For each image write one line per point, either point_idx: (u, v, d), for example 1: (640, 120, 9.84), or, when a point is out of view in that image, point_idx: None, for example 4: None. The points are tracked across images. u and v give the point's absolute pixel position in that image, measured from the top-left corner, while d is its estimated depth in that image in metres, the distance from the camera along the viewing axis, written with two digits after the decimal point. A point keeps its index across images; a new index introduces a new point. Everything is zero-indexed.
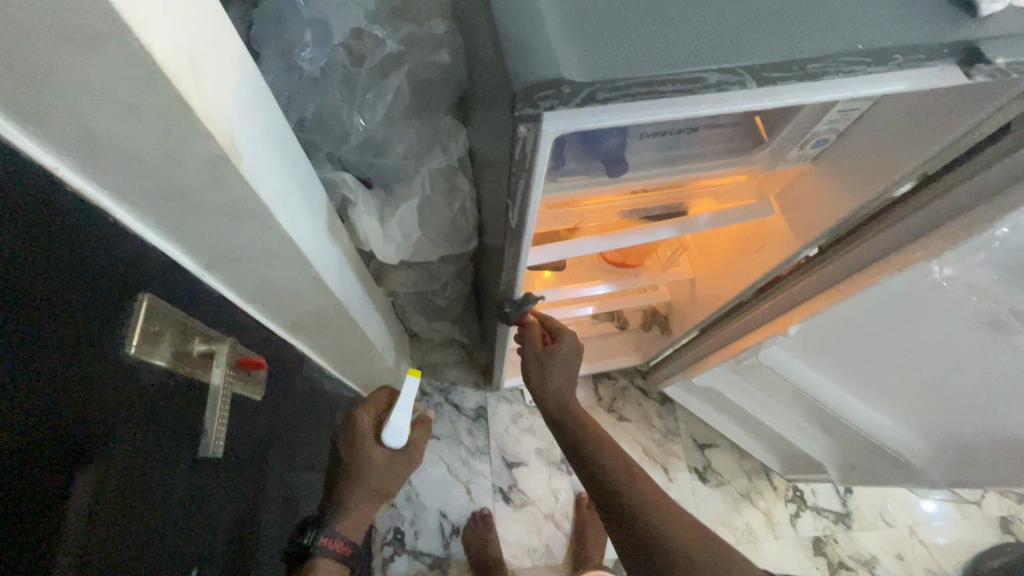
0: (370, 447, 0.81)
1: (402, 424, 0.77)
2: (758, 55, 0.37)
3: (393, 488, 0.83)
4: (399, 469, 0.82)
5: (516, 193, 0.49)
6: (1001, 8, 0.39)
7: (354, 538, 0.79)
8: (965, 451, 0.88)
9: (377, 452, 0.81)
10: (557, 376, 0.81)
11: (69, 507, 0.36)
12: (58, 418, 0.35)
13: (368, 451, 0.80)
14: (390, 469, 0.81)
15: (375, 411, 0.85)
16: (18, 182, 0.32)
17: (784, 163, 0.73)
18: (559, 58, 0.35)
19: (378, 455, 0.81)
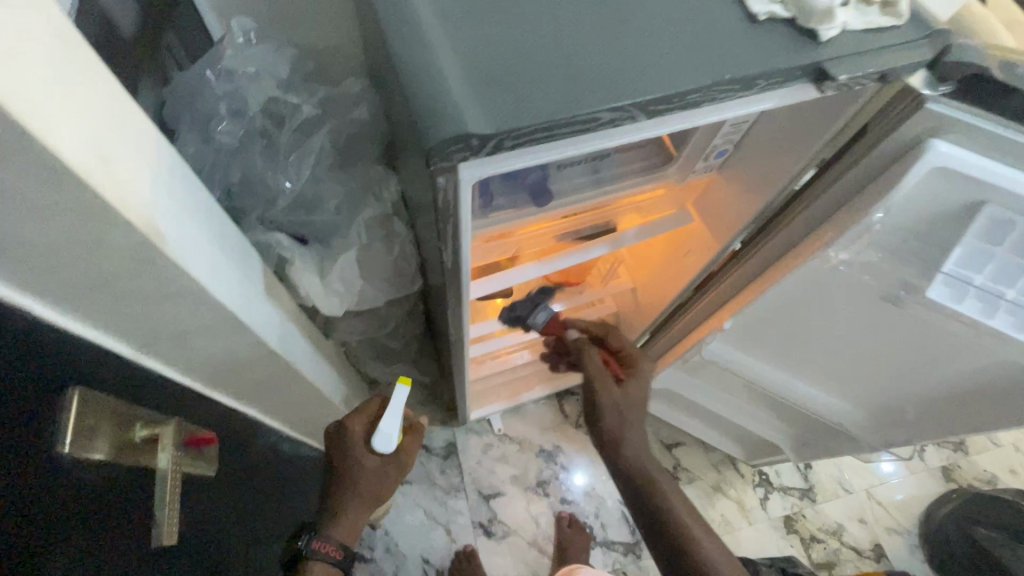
0: (363, 457, 0.79)
1: (391, 431, 0.76)
2: (642, 92, 0.41)
3: (386, 491, 0.83)
4: (390, 473, 0.82)
5: (447, 236, 0.51)
6: (837, 33, 0.45)
7: (349, 540, 0.79)
8: (894, 413, 0.96)
9: (370, 461, 0.79)
10: (633, 425, 0.86)
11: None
12: None
13: (361, 461, 0.79)
14: (384, 475, 0.81)
15: (365, 419, 0.81)
16: None
17: (693, 174, 0.79)
18: (465, 115, 0.38)
19: (370, 463, 0.79)
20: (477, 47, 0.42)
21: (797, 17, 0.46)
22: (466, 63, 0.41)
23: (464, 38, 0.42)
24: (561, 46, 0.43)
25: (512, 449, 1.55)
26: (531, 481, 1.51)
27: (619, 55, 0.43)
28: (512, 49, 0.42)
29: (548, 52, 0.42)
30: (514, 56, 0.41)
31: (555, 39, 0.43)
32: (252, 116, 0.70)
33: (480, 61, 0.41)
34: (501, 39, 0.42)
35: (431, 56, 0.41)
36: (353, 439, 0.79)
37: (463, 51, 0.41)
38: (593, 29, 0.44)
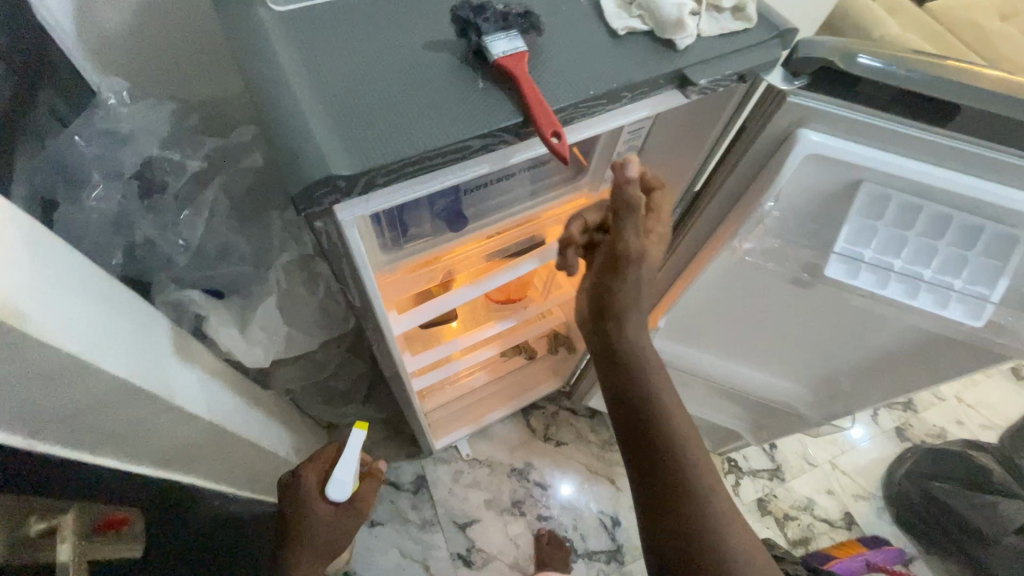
0: (314, 506, 0.78)
1: (346, 478, 0.77)
2: (510, 116, 0.42)
3: (341, 540, 0.82)
4: (345, 524, 0.81)
5: (348, 276, 0.50)
6: (691, 41, 0.48)
7: None
8: (832, 386, 1.00)
9: (323, 509, 0.79)
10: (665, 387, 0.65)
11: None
12: None
13: (313, 510, 0.78)
14: (338, 523, 0.80)
15: (319, 468, 0.82)
16: None
17: (605, 182, 0.82)
18: (329, 158, 0.38)
19: (324, 511, 0.79)
20: (340, 90, 0.42)
21: (654, 29, 0.48)
22: (330, 106, 0.41)
23: (327, 82, 0.42)
24: (427, 81, 0.44)
25: (483, 472, 1.53)
26: (506, 502, 1.49)
27: (484, 83, 0.44)
28: (376, 89, 0.42)
29: (414, 87, 0.43)
30: (378, 96, 0.42)
31: (419, 75, 0.44)
32: (128, 176, 0.69)
33: (344, 104, 0.41)
34: (365, 80, 0.43)
35: (293, 102, 0.41)
36: (307, 488, 0.79)
37: (325, 95, 0.41)
38: (457, 60, 0.45)
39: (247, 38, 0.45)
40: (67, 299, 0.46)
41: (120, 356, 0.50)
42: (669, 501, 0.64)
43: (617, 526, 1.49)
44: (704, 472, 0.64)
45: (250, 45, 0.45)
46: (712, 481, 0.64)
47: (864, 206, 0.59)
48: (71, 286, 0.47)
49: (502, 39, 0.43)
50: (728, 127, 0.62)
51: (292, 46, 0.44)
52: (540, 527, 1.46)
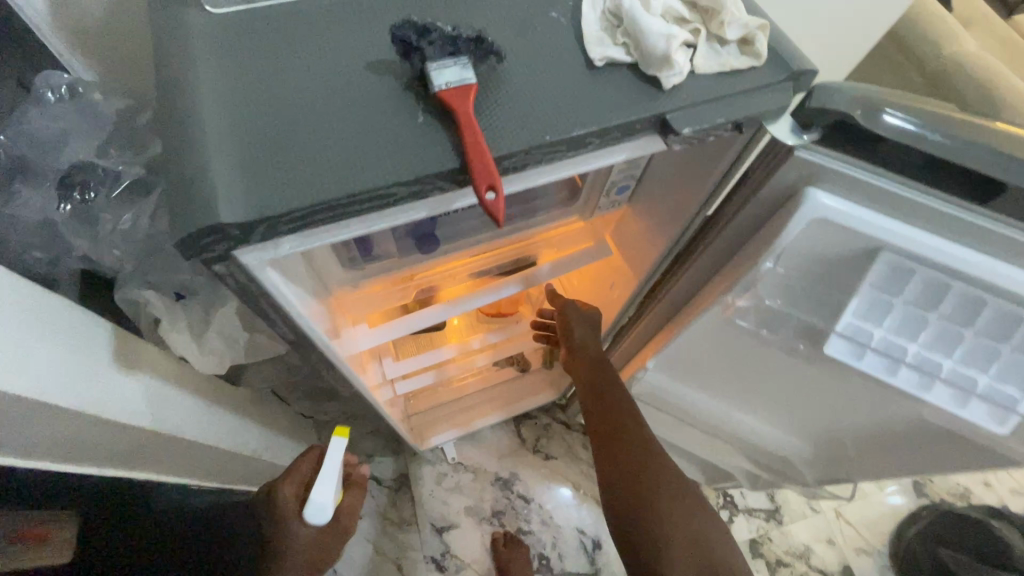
0: (296, 529, 0.73)
1: (326, 500, 0.63)
2: (445, 161, 0.36)
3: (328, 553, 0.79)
4: (330, 541, 0.77)
5: (272, 313, 0.45)
6: (681, 80, 0.40)
7: None
8: (836, 448, 0.91)
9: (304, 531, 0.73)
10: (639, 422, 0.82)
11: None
12: None
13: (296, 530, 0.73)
14: (320, 541, 0.75)
15: (296, 482, 0.75)
16: None
17: (599, 209, 0.75)
18: (222, 201, 0.33)
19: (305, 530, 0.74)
20: (257, 116, 0.37)
21: (639, 62, 0.41)
22: (240, 135, 0.36)
23: (243, 105, 0.37)
24: (358, 110, 0.38)
25: (467, 478, 1.50)
26: (486, 511, 1.46)
27: (424, 116, 0.38)
28: (297, 118, 0.37)
29: (341, 118, 0.37)
30: (298, 127, 0.37)
31: (350, 104, 0.38)
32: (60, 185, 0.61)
33: (257, 134, 0.36)
34: (287, 107, 0.37)
35: (198, 128, 0.36)
36: (285, 508, 0.73)
37: (237, 120, 0.36)
38: (399, 85, 0.39)
39: (171, 44, 0.40)
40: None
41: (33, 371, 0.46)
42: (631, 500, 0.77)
43: (597, 549, 1.44)
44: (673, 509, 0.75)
45: (172, 53, 0.40)
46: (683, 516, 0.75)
47: (881, 281, 0.51)
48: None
49: (447, 69, 0.37)
50: (728, 172, 0.54)
51: (216, 58, 0.39)
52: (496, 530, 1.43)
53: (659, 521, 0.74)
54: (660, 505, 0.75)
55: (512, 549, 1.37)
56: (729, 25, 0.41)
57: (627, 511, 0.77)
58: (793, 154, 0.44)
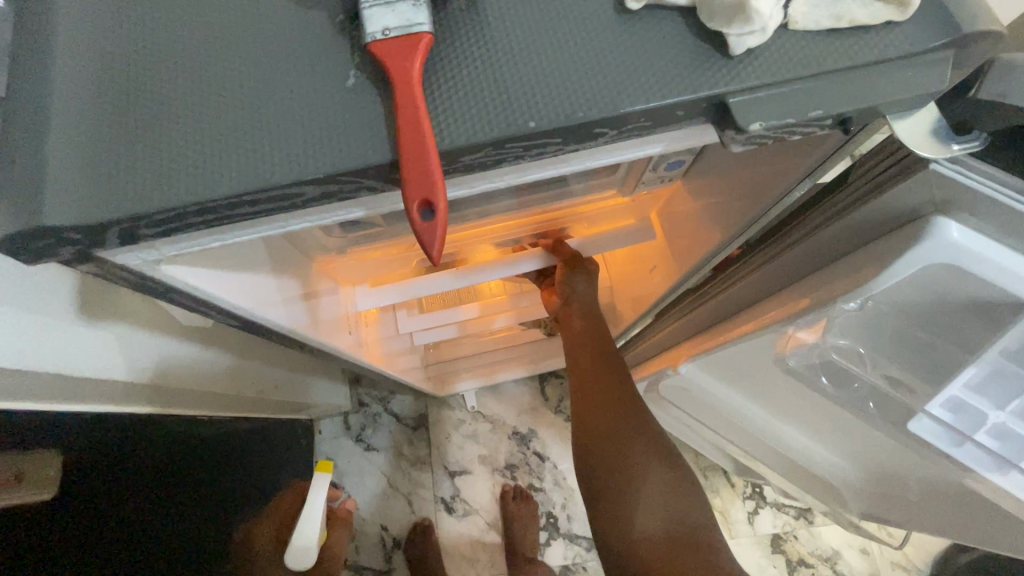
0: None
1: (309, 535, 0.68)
2: (369, 152, 0.25)
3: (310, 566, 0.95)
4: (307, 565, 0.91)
5: (196, 304, 0.37)
6: (760, 41, 0.26)
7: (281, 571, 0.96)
8: (892, 488, 0.77)
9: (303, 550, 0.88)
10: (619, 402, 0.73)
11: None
12: None
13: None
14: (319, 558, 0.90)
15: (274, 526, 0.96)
16: None
17: (642, 184, 0.59)
18: (56, 194, 0.24)
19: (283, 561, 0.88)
20: (124, 64, 0.26)
21: (697, 6, 0.26)
22: (96, 93, 0.26)
23: (107, 46, 0.27)
24: (263, 63, 0.26)
25: (484, 428, 1.49)
26: (499, 463, 1.46)
27: (355, 78, 0.26)
28: (179, 69, 0.26)
29: (237, 73, 0.26)
30: (178, 83, 0.26)
31: (256, 52, 0.27)
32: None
33: (117, 91, 0.26)
34: (168, 50, 0.27)
35: (42, 76, 0.26)
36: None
37: (95, 67, 0.26)
38: (332, 27, 0.27)
39: None
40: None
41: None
42: (599, 486, 0.70)
43: None
44: (641, 494, 0.67)
45: None
46: (652, 501, 0.67)
47: (1019, 349, 0.36)
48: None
49: (388, 9, 0.25)
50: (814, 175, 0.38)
51: None
52: (508, 483, 1.43)
53: (642, 504, 0.67)
54: (635, 488, 0.68)
55: (518, 505, 1.36)
56: None
57: (596, 472, 0.70)
58: (923, 170, 0.29)
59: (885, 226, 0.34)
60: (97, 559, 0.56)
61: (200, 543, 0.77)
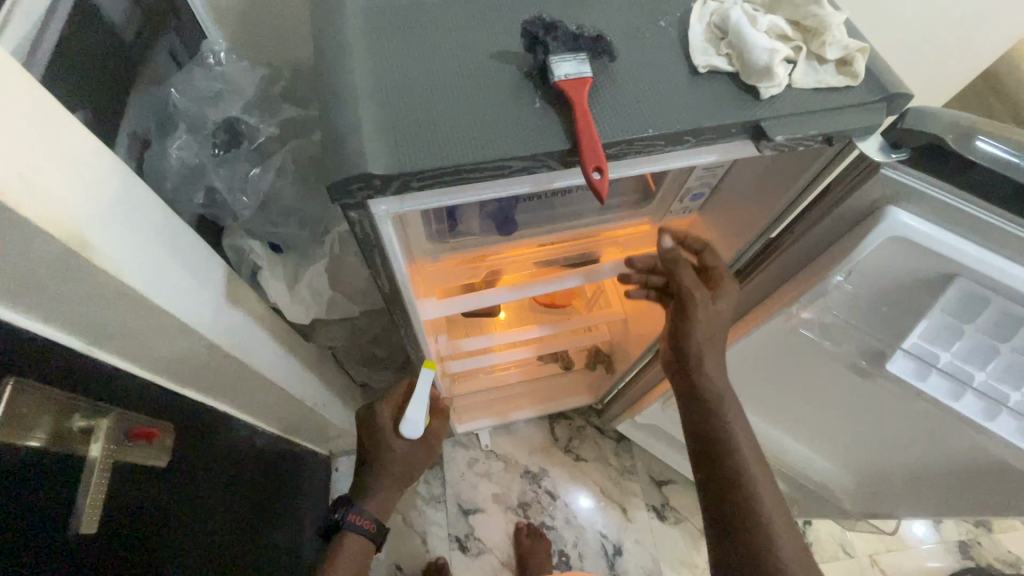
0: (392, 442, 0.87)
1: (418, 418, 0.81)
2: (557, 143, 0.41)
3: (415, 472, 0.91)
4: (418, 455, 0.90)
5: (377, 264, 0.51)
6: (778, 92, 0.44)
7: (381, 516, 0.88)
8: (883, 484, 0.90)
9: (399, 445, 0.87)
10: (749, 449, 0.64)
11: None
12: None
13: (390, 445, 0.87)
14: (411, 457, 0.89)
15: (392, 405, 0.90)
16: None
17: (670, 215, 0.78)
18: (367, 154, 0.39)
19: (399, 445, 0.87)
20: (397, 87, 0.42)
21: (739, 72, 0.45)
22: (383, 103, 0.41)
23: (386, 76, 0.43)
24: (484, 90, 0.43)
25: (497, 466, 1.55)
26: (513, 501, 1.50)
27: (541, 102, 0.42)
28: (432, 90, 0.42)
29: (468, 94, 0.42)
30: (432, 98, 0.42)
31: (479, 84, 0.43)
32: (209, 131, 0.71)
33: (396, 101, 0.42)
34: (423, 80, 0.43)
35: (349, 91, 0.42)
36: (384, 423, 0.88)
37: (380, 87, 0.42)
38: (522, 74, 0.44)
39: (330, 20, 0.47)
40: (163, 246, 0.54)
41: (191, 300, 0.58)
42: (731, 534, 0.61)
43: (618, 556, 1.45)
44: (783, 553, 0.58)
45: (328, 30, 0.46)
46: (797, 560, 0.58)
47: (950, 307, 0.52)
48: (168, 236, 0.55)
49: (567, 62, 0.42)
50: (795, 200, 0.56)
51: (364, 33, 0.45)
52: (521, 521, 1.47)
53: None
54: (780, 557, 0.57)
55: (532, 541, 1.40)
56: (830, 45, 0.45)
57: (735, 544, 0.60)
58: (878, 172, 0.46)
59: (857, 216, 0.51)
60: (166, 522, 0.67)
61: (232, 545, 0.85)
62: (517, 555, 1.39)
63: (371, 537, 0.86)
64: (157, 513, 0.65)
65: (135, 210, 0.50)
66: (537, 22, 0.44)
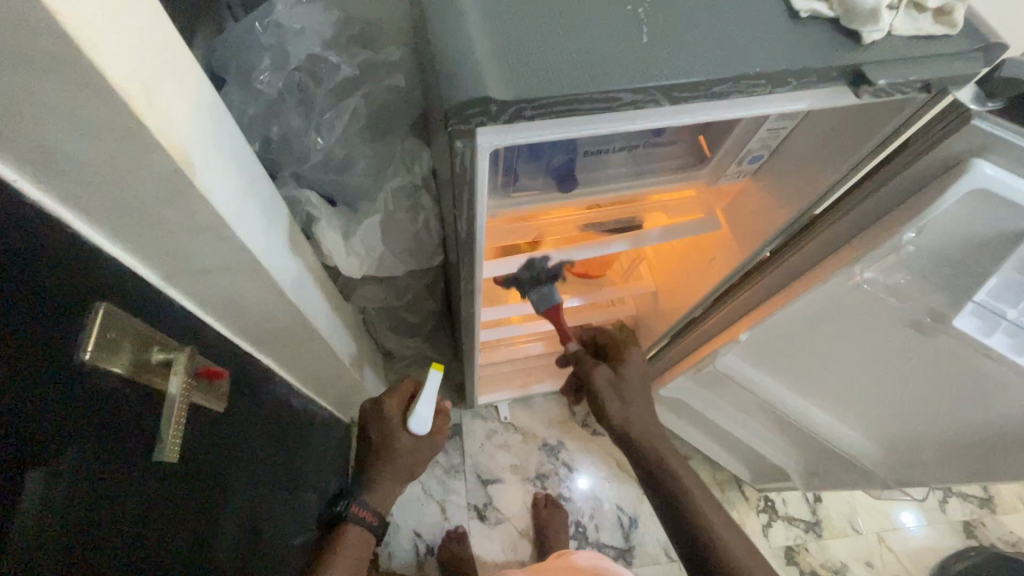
0: (397, 437, 0.88)
1: (427, 415, 0.85)
2: (666, 77, 0.41)
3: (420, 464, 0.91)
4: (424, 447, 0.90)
5: (463, 203, 0.52)
6: (880, 37, 0.44)
7: (383, 507, 0.88)
8: (911, 453, 0.92)
9: (405, 438, 0.88)
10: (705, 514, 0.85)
11: (12, 523, 0.37)
12: (21, 426, 0.38)
13: (396, 439, 0.88)
14: (417, 452, 0.90)
15: (400, 399, 0.90)
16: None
17: (726, 177, 0.77)
18: (485, 78, 0.39)
19: (405, 439, 0.88)
20: (507, 13, 0.42)
21: (841, 18, 0.44)
22: (495, 28, 0.41)
23: (496, 3, 0.42)
24: (592, 22, 0.43)
25: (516, 438, 1.56)
26: (531, 472, 1.52)
27: (648, 38, 0.43)
28: (543, 20, 0.42)
29: (576, 24, 0.42)
30: (544, 27, 0.42)
31: (588, 17, 0.43)
32: (291, 70, 0.69)
33: (508, 28, 0.41)
34: (534, 9, 0.43)
35: (461, 17, 0.42)
36: (391, 416, 0.88)
37: (492, 14, 0.42)
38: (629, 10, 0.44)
39: None
40: (245, 185, 0.54)
41: (263, 241, 0.58)
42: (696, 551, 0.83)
43: (633, 527, 1.48)
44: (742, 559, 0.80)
45: None
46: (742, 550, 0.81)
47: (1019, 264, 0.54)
48: (249, 176, 0.56)
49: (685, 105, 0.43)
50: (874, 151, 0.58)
51: None
52: (539, 492, 1.49)
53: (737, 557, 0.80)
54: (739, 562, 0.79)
55: (550, 512, 1.42)
56: None
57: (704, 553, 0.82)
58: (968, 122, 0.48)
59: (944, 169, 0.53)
60: (220, 469, 0.68)
61: (272, 498, 0.86)
62: (535, 524, 1.41)
63: (374, 528, 0.85)
64: (213, 461, 0.66)
65: (226, 146, 0.50)
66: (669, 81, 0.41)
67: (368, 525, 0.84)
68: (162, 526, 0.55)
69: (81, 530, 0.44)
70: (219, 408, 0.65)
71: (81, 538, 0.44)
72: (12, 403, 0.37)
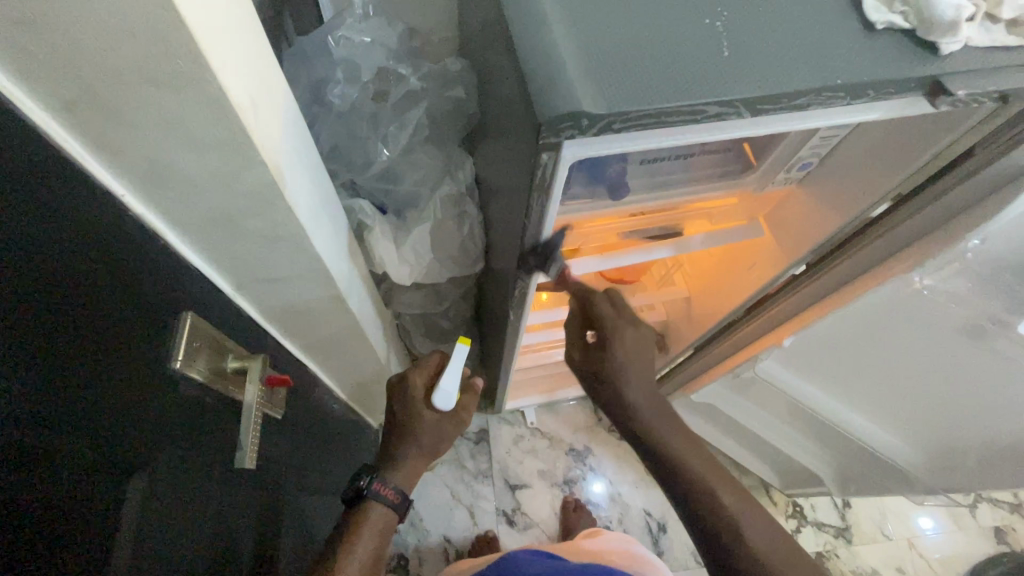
0: (422, 412, 0.77)
1: (451, 389, 0.75)
2: (752, 91, 0.42)
3: (442, 445, 0.81)
4: (449, 429, 0.80)
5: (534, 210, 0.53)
6: (958, 47, 0.45)
7: (407, 489, 0.77)
8: (956, 459, 0.92)
9: (429, 416, 0.78)
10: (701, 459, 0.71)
11: (120, 526, 0.38)
12: (130, 435, 0.39)
13: (422, 415, 0.77)
14: (442, 431, 0.79)
15: (424, 374, 0.80)
16: (107, 222, 0.36)
17: (772, 185, 0.77)
18: (578, 92, 0.40)
19: (429, 418, 0.78)
20: (592, 30, 0.43)
21: (916, 28, 0.45)
22: (581, 43, 0.42)
23: (579, 20, 0.43)
24: (673, 37, 0.44)
25: (542, 443, 1.56)
26: (558, 477, 1.52)
27: (729, 52, 0.43)
28: (627, 36, 0.43)
29: (657, 39, 0.43)
30: (629, 43, 0.43)
31: (669, 32, 0.44)
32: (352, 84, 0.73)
33: (593, 44, 0.42)
34: (616, 25, 0.44)
35: (547, 32, 0.43)
36: (415, 392, 0.78)
37: (578, 30, 0.43)
38: (708, 24, 0.45)
39: None
40: (318, 196, 0.55)
41: (330, 251, 0.59)
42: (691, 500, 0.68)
43: (662, 532, 1.48)
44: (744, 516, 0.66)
45: None
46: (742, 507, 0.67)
47: None
48: (322, 187, 0.57)
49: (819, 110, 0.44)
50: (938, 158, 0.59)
51: None
52: (568, 496, 1.49)
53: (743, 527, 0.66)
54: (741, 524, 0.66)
55: (580, 517, 1.42)
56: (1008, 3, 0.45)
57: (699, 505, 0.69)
58: None
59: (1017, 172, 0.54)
60: (277, 475, 0.68)
61: (317, 504, 0.87)
62: (563, 527, 1.42)
63: (396, 509, 0.74)
64: (272, 466, 0.66)
65: (306, 160, 0.51)
66: (757, 89, 0.42)
67: (391, 506, 0.73)
68: (224, 533, 0.55)
69: (170, 533, 0.45)
70: (278, 414, 0.64)
71: (169, 541, 0.45)
72: (125, 408, 0.38)
